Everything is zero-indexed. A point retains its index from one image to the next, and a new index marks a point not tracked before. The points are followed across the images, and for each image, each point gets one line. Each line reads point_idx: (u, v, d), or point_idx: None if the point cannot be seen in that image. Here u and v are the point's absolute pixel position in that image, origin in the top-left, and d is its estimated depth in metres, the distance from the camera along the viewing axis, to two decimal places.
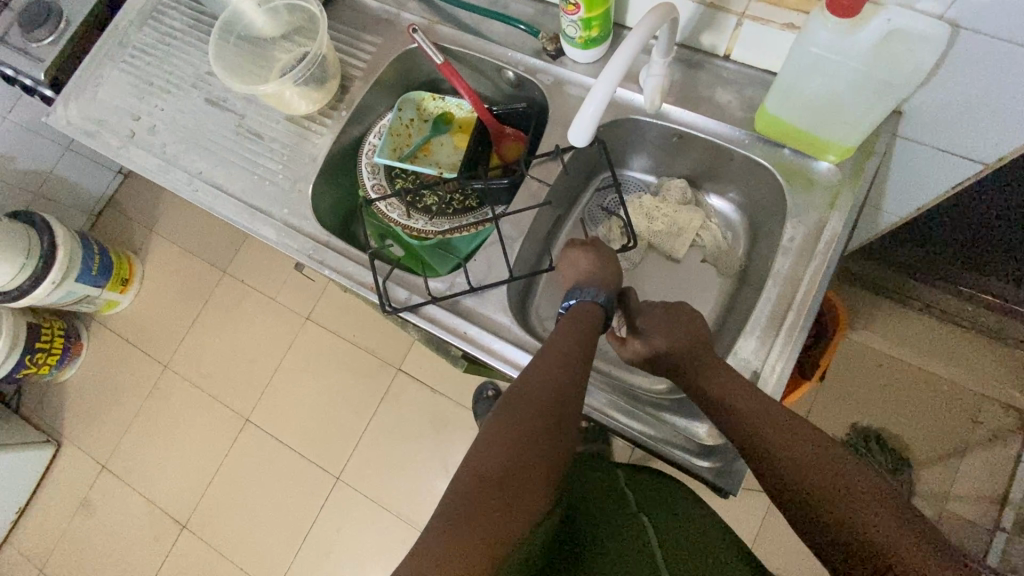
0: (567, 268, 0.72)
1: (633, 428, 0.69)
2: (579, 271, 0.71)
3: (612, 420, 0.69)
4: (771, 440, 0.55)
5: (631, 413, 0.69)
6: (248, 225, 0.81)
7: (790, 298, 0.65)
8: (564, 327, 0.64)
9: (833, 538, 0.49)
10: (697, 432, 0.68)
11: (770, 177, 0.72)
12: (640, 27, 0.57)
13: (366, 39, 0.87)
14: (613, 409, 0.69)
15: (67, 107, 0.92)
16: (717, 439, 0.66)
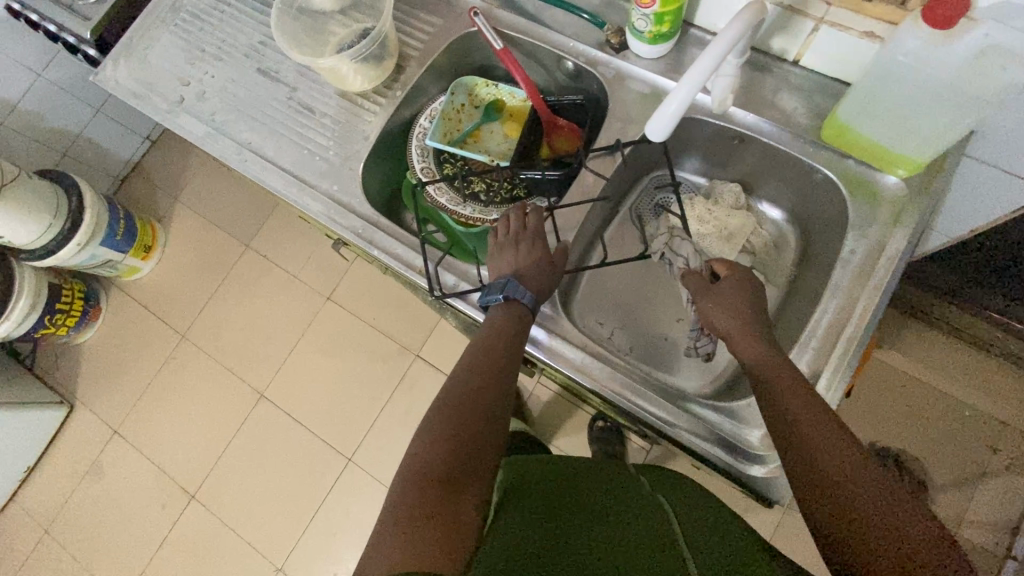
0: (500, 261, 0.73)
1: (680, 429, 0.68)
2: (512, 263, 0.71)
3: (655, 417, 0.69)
4: (790, 407, 0.56)
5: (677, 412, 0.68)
6: (296, 199, 0.80)
7: (849, 312, 0.64)
8: (494, 320, 0.68)
9: (836, 503, 0.49)
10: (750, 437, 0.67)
11: (831, 188, 0.71)
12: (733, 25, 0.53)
13: (424, 19, 0.85)
14: (641, 397, 0.70)
15: (116, 67, 0.91)
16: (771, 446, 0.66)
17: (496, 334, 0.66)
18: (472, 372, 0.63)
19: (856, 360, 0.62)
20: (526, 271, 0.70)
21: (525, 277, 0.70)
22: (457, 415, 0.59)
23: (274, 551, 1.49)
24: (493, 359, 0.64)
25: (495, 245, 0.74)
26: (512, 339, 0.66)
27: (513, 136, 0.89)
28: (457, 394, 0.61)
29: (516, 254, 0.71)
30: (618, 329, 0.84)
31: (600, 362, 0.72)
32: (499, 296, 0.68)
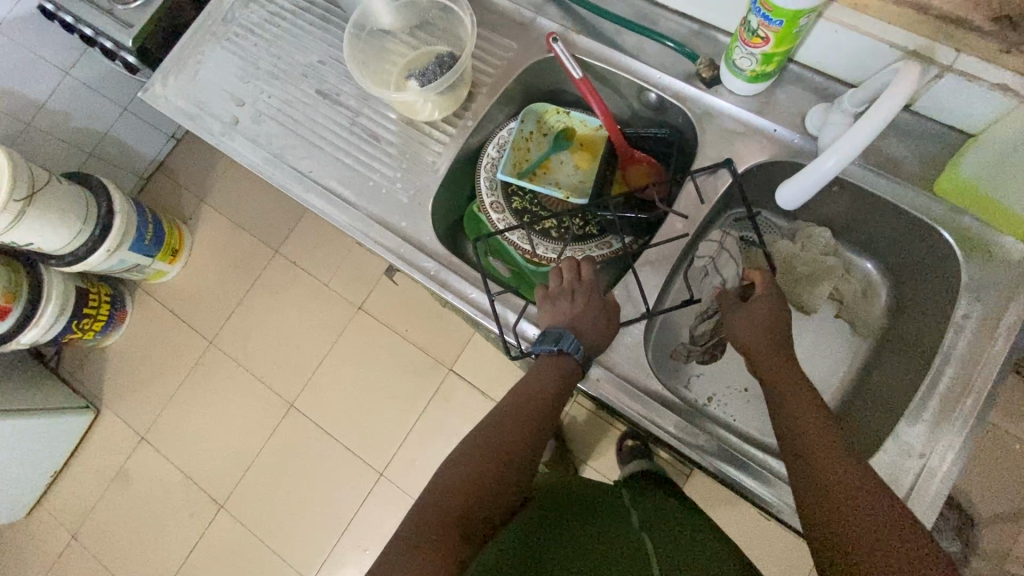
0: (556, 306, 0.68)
1: (697, 450, 0.65)
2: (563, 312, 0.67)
3: (671, 436, 0.66)
4: (795, 413, 0.56)
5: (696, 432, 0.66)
6: (363, 235, 0.76)
7: (964, 381, 0.61)
8: (537, 366, 0.66)
9: (826, 507, 0.49)
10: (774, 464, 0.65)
11: (939, 244, 0.67)
12: (902, 78, 0.51)
13: (497, 42, 0.80)
14: (658, 412, 0.67)
15: (166, 84, 0.86)
16: None
17: (535, 382, 0.64)
18: (505, 418, 0.63)
19: (971, 434, 0.59)
20: (581, 324, 0.66)
21: (581, 333, 0.65)
22: (481, 456, 0.59)
23: (305, 563, 1.47)
24: (528, 407, 0.63)
25: (541, 298, 0.69)
26: (553, 386, 0.64)
27: (584, 168, 0.85)
28: (484, 437, 0.62)
29: (567, 306, 0.67)
30: (695, 376, 0.79)
31: (656, 403, 0.67)
32: (553, 348, 0.64)
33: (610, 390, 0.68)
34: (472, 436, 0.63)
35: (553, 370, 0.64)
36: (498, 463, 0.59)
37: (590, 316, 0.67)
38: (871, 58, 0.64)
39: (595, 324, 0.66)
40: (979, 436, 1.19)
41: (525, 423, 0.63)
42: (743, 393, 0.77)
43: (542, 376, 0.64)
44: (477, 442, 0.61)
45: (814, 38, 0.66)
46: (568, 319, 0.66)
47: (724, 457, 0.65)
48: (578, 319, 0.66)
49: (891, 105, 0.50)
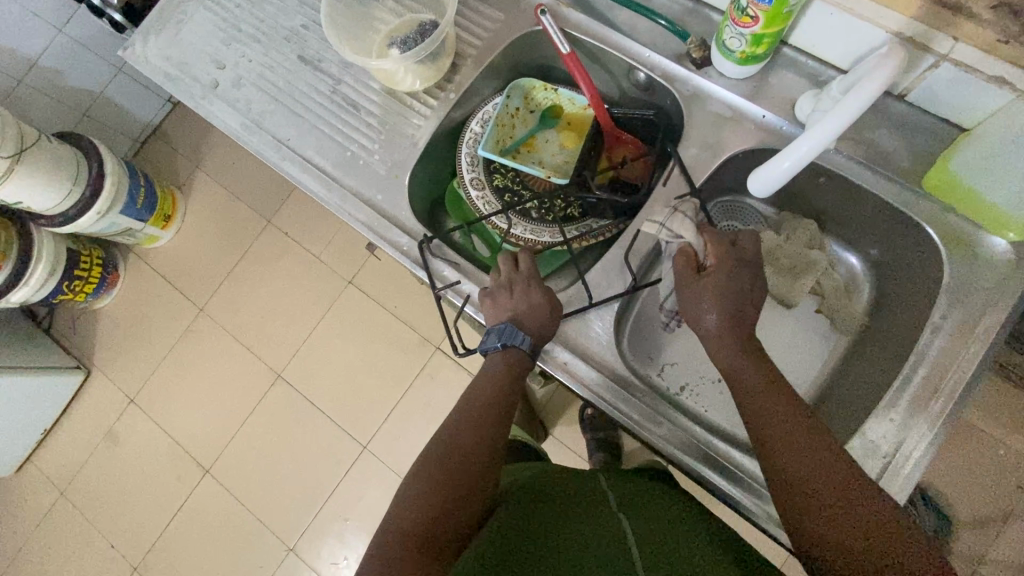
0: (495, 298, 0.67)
1: (658, 437, 0.65)
2: (506, 304, 0.66)
3: (632, 423, 0.66)
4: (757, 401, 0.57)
5: (657, 419, 0.66)
6: (338, 207, 0.74)
7: (935, 383, 0.60)
8: (490, 367, 0.65)
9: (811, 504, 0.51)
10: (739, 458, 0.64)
11: (924, 240, 0.65)
12: (881, 65, 0.48)
13: (484, 13, 0.78)
14: (621, 401, 0.66)
15: (146, 44, 0.84)
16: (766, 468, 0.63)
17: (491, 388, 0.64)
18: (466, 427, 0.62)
19: (939, 435, 0.58)
20: (523, 314, 0.64)
21: (523, 322, 0.64)
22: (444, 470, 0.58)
23: (286, 530, 1.50)
24: (487, 414, 0.62)
25: (483, 295, 0.67)
26: (512, 387, 0.64)
27: (570, 148, 0.83)
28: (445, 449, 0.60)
29: (507, 300, 0.65)
30: (671, 365, 0.77)
31: (624, 393, 0.67)
32: (499, 344, 0.63)
33: (581, 378, 0.67)
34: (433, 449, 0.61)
35: (504, 369, 0.64)
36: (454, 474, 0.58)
37: (533, 303, 0.65)
38: (867, 43, 0.62)
39: (536, 311, 0.65)
40: (960, 438, 1.18)
41: (483, 429, 0.62)
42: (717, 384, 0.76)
43: (496, 377, 0.64)
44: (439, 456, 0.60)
45: (810, 20, 0.64)
46: (510, 312, 0.65)
47: (693, 452, 0.65)
48: (521, 311, 0.64)
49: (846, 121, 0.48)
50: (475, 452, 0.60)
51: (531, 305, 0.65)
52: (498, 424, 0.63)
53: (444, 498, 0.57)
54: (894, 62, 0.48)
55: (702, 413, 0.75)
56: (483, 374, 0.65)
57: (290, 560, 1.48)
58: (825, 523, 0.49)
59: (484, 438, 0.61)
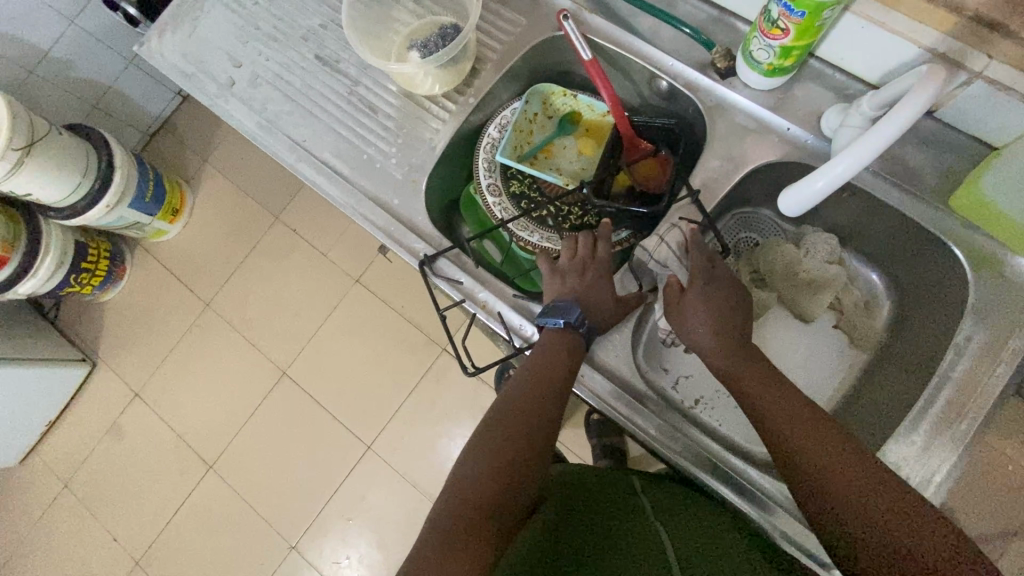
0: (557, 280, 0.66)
1: (675, 454, 0.64)
2: (569, 286, 0.65)
3: (648, 437, 0.65)
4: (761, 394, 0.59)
5: (675, 436, 0.64)
6: (353, 210, 0.73)
7: (959, 407, 0.59)
8: (542, 345, 0.61)
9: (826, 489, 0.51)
10: (766, 483, 0.62)
11: (948, 259, 0.64)
12: (923, 84, 0.47)
13: (505, 17, 0.77)
14: (637, 415, 0.65)
15: (162, 40, 0.83)
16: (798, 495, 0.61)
17: (545, 369, 0.59)
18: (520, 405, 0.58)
19: (962, 461, 0.57)
20: (588, 299, 0.64)
21: (588, 306, 0.63)
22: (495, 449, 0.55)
23: (289, 528, 1.49)
24: (541, 394, 0.58)
25: (551, 274, 0.67)
26: (567, 367, 0.59)
27: (588, 155, 0.82)
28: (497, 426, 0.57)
29: (575, 281, 0.65)
30: (685, 378, 0.76)
31: (637, 407, 0.66)
32: (560, 322, 0.61)
33: (597, 392, 0.66)
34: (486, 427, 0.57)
35: (559, 351, 0.60)
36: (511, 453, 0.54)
37: (598, 292, 0.64)
38: (898, 58, 0.61)
39: (600, 296, 0.64)
40: None
41: (540, 412, 0.58)
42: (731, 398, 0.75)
43: (552, 357, 0.59)
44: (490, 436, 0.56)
45: (840, 33, 0.63)
46: (575, 293, 0.64)
47: (704, 463, 0.64)
48: (586, 294, 0.64)
49: (879, 142, 0.47)
50: (531, 433, 0.56)
51: (595, 291, 0.64)
52: (553, 406, 0.59)
53: (501, 475, 0.53)
54: (938, 80, 0.47)
55: (717, 428, 0.74)
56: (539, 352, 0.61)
57: (292, 557, 1.48)
58: (848, 516, 0.49)
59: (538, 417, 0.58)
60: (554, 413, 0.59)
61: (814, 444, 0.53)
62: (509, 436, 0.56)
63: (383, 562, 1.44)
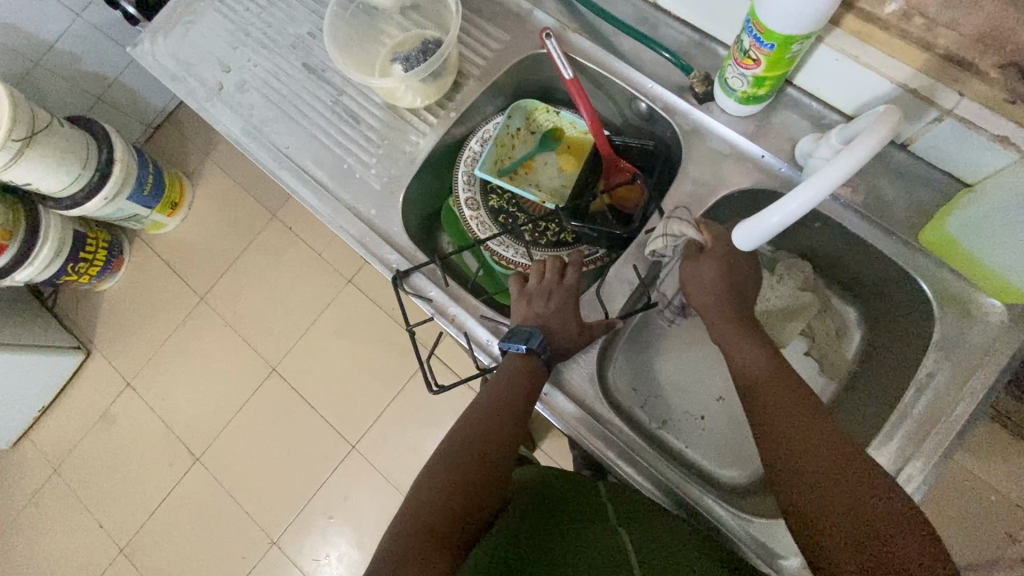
0: (521, 303, 0.65)
1: (632, 476, 0.65)
2: (533, 310, 0.64)
3: (608, 459, 0.66)
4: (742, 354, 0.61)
5: (634, 460, 0.66)
6: (331, 219, 0.75)
7: (917, 443, 0.59)
8: (505, 368, 0.60)
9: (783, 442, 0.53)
10: (710, 506, 0.63)
11: (916, 293, 0.64)
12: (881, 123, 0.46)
13: (490, 32, 0.78)
14: (597, 438, 0.67)
15: (155, 43, 0.85)
16: (751, 521, 0.62)
17: (508, 390, 0.58)
18: (481, 424, 0.57)
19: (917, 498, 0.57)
20: (553, 325, 0.62)
21: (551, 333, 0.62)
22: (451, 465, 0.54)
23: (271, 523, 1.51)
24: (504, 415, 0.57)
25: (518, 296, 0.65)
26: (528, 393, 0.58)
27: (568, 172, 0.82)
28: (456, 445, 0.56)
29: (540, 307, 0.64)
30: (653, 398, 0.77)
31: (598, 429, 0.67)
32: (522, 347, 0.59)
33: (560, 413, 0.68)
34: (444, 447, 0.56)
35: (522, 375, 0.59)
36: (469, 469, 0.53)
37: (564, 318, 0.63)
38: (872, 91, 0.61)
39: (565, 323, 0.62)
40: None
41: (503, 429, 0.57)
42: (699, 421, 0.76)
43: (513, 381, 0.58)
44: (449, 457, 0.55)
45: (816, 64, 0.63)
46: (539, 319, 0.63)
47: (661, 488, 0.65)
48: (552, 320, 0.62)
49: (838, 179, 0.45)
50: (490, 450, 0.55)
51: (559, 317, 0.63)
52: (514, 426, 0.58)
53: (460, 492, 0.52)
54: (893, 119, 0.46)
55: (686, 451, 0.74)
56: (501, 373, 0.60)
57: (273, 553, 1.49)
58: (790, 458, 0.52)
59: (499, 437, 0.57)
60: (515, 428, 0.57)
61: (780, 398, 0.56)
62: (468, 457, 0.55)
63: (362, 561, 1.45)
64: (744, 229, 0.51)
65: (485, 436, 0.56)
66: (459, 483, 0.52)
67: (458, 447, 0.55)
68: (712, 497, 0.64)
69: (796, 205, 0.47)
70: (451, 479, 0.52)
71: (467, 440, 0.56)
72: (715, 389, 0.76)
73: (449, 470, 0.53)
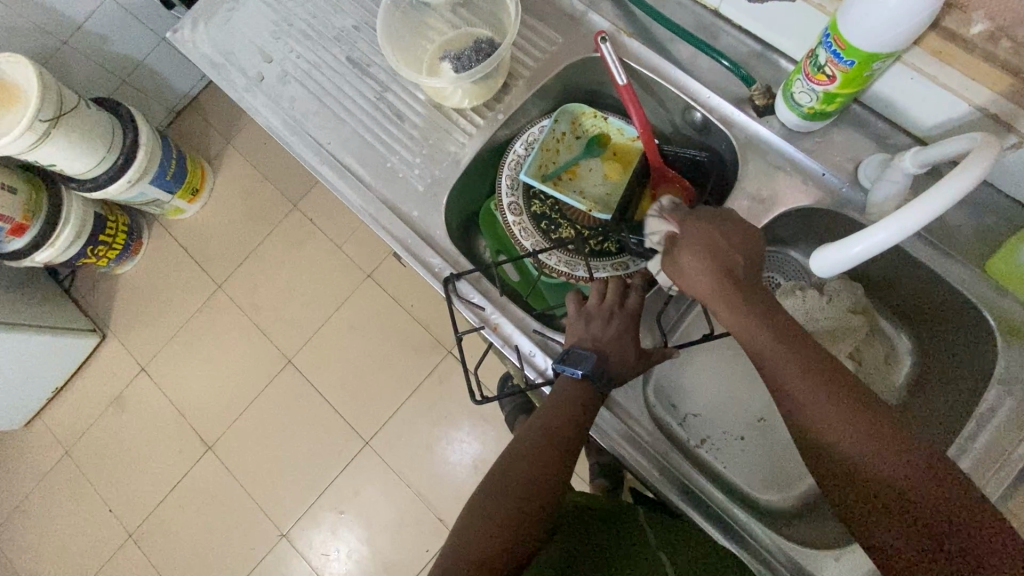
0: (575, 324, 0.63)
1: (676, 498, 0.64)
2: (587, 331, 0.61)
3: (650, 478, 0.65)
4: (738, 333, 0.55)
5: (676, 481, 0.64)
6: (372, 219, 0.73)
7: (976, 479, 0.57)
8: (557, 391, 0.59)
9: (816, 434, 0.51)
10: (755, 530, 0.61)
11: (978, 325, 0.62)
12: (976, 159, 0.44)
13: (542, 33, 0.76)
14: (639, 454, 0.65)
15: (195, 30, 0.82)
16: (799, 552, 0.59)
17: (561, 414, 0.56)
18: (530, 449, 0.56)
19: None
20: (609, 348, 0.60)
21: (608, 358, 0.59)
22: (502, 496, 0.53)
23: (281, 516, 1.50)
24: (555, 442, 0.55)
25: (574, 316, 0.63)
26: (581, 419, 0.57)
27: (613, 179, 0.80)
28: (505, 472, 0.55)
29: (598, 328, 0.61)
30: (693, 416, 0.75)
31: (641, 446, 0.65)
32: (577, 371, 0.58)
33: (605, 431, 0.66)
34: (493, 474, 0.55)
35: (575, 399, 0.58)
36: (519, 504, 0.52)
37: (621, 341, 0.61)
38: (946, 113, 0.59)
39: (621, 345, 0.60)
40: None
41: (554, 462, 0.55)
42: (739, 441, 0.74)
43: (564, 407, 0.57)
44: (499, 484, 0.54)
45: (887, 82, 0.61)
46: (595, 342, 0.60)
47: (708, 516, 0.63)
48: (608, 343, 0.60)
49: (920, 220, 0.43)
50: (541, 482, 0.54)
51: (615, 338, 0.60)
52: (566, 460, 0.55)
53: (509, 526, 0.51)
54: (993, 154, 0.44)
55: (726, 472, 0.73)
56: (552, 401, 0.58)
57: (282, 546, 1.48)
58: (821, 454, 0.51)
59: (550, 465, 0.54)
60: (566, 462, 0.55)
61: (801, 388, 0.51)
62: (518, 482, 0.53)
63: (372, 559, 1.45)
64: (830, 250, 0.48)
65: (536, 459, 0.55)
66: (513, 510, 0.52)
67: (510, 474, 0.54)
68: (752, 518, 0.62)
69: (875, 243, 0.45)
70: (500, 513, 0.51)
71: (517, 465, 0.55)
72: (755, 410, 0.74)
73: (501, 502, 0.52)
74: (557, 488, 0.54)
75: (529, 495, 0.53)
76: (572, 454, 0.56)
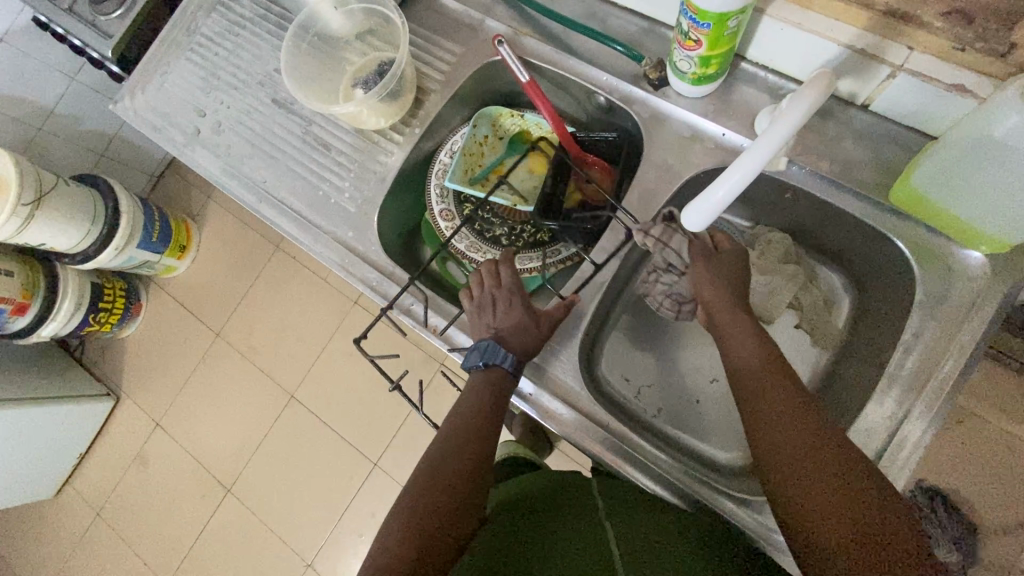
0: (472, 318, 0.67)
1: (636, 475, 0.65)
2: (486, 322, 0.66)
3: (607, 460, 0.66)
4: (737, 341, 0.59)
5: (631, 457, 0.65)
6: (309, 245, 0.77)
7: (910, 403, 0.57)
8: (471, 386, 0.64)
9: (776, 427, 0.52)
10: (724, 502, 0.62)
11: (895, 253, 0.63)
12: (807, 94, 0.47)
13: (445, 47, 0.79)
14: (590, 438, 0.66)
15: (134, 98, 0.88)
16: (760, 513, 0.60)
17: (474, 404, 0.62)
18: (450, 442, 0.60)
19: (916, 461, 0.56)
20: (506, 330, 0.64)
21: (506, 339, 0.64)
22: (426, 486, 0.56)
23: (304, 546, 1.54)
24: (470, 431, 0.60)
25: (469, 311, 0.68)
26: (496, 402, 0.62)
27: (538, 173, 0.83)
28: (429, 466, 0.58)
29: (490, 315, 0.66)
30: (646, 387, 0.77)
31: (591, 430, 0.66)
32: (480, 364, 0.62)
33: (556, 419, 0.67)
34: (418, 473, 0.58)
35: (484, 387, 0.63)
36: (441, 488, 0.56)
37: (516, 319, 0.65)
38: (822, 56, 0.60)
39: (519, 324, 0.65)
40: None
41: (472, 447, 0.59)
42: (695, 405, 0.76)
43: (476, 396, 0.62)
44: (424, 479, 0.57)
45: (762, 36, 0.63)
46: (492, 330, 0.65)
47: (659, 481, 0.65)
48: (506, 328, 0.64)
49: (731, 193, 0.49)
50: (461, 466, 0.57)
51: (511, 321, 0.65)
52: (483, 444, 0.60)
53: (432, 509, 0.54)
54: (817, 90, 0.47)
55: (689, 439, 0.74)
56: (467, 396, 0.63)
57: None
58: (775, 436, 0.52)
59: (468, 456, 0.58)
60: (483, 446, 0.59)
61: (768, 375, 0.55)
62: (442, 473, 0.57)
63: None
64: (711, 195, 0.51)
65: (454, 450, 0.59)
66: (436, 494, 0.55)
67: (432, 466, 0.58)
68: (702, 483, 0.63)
69: (695, 218, 0.53)
70: (424, 500, 0.55)
71: (438, 458, 0.58)
72: (707, 372, 0.77)
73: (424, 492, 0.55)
74: (480, 473, 0.58)
75: (451, 482, 0.56)
76: (487, 441, 0.60)
